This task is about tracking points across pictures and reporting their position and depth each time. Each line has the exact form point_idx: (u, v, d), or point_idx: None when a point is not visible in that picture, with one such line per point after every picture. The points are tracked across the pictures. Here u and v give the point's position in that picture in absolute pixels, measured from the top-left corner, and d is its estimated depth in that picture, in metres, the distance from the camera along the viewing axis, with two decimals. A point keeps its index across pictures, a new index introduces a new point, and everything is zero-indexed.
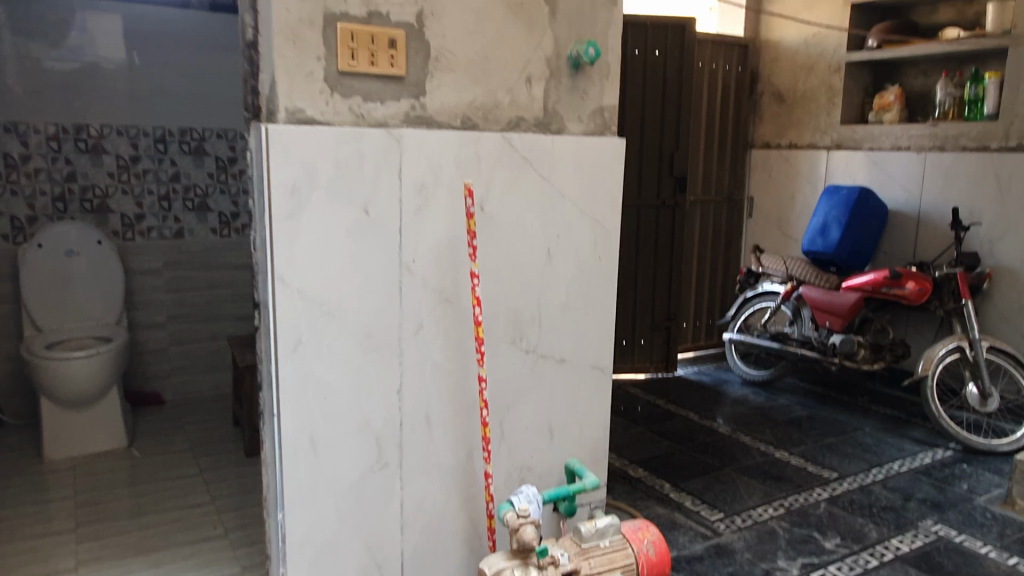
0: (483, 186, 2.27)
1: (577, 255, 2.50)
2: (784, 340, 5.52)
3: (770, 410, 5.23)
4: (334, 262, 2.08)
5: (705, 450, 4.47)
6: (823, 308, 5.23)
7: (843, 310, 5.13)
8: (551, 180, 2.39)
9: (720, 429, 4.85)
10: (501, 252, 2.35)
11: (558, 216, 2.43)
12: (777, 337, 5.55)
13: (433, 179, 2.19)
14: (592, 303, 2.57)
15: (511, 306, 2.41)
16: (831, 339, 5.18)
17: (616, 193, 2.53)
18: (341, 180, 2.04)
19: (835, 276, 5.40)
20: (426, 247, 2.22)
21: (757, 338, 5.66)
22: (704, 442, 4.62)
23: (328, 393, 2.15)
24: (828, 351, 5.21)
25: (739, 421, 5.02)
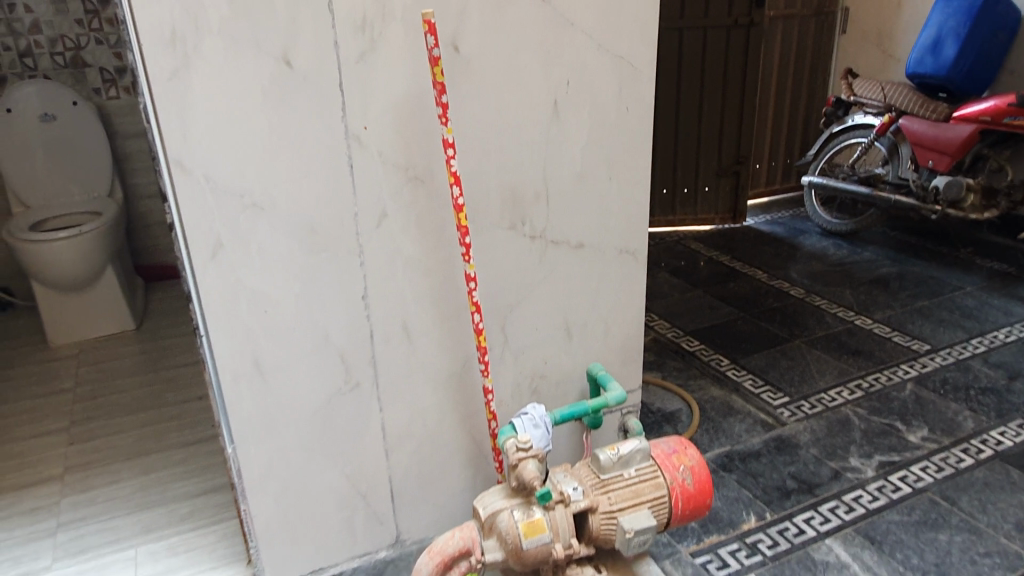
0: (453, 17, 1.64)
1: (594, 108, 1.87)
2: (875, 184, 4.80)
3: (852, 266, 4.55)
4: (251, 138, 1.55)
5: (771, 318, 3.92)
6: (927, 145, 4.44)
7: (950, 148, 4.31)
8: (552, 3, 1.72)
9: (791, 291, 4.24)
10: (487, 110, 1.75)
11: (566, 55, 1.78)
12: (866, 181, 4.82)
13: (378, 11, 1.57)
14: (617, 170, 1.97)
15: (506, 182, 1.84)
16: (934, 183, 4.37)
17: (648, 17, 1.84)
18: (242, 21, 1.46)
19: (946, 105, 4.40)
20: (381, 109, 1.64)
21: (843, 182, 4.89)
22: (770, 308, 4.05)
23: (269, 306, 1.70)
24: (929, 197, 4.43)
25: (814, 281, 4.38)
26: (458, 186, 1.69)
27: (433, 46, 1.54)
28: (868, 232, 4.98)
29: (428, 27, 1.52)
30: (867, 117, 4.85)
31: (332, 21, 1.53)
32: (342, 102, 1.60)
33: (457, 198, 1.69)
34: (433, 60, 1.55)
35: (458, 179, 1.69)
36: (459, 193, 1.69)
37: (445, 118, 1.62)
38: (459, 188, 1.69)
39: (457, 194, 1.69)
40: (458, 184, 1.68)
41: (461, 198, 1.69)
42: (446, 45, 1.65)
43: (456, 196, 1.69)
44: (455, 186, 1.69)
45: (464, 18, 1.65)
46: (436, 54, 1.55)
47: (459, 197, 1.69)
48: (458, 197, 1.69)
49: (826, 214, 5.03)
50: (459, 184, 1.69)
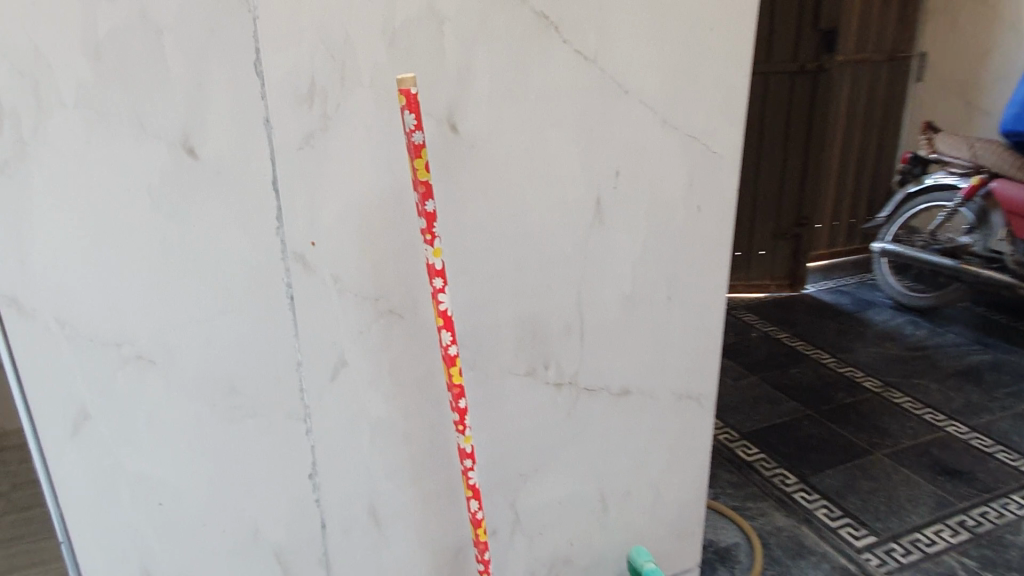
0: (451, 83, 1.10)
1: (652, 209, 1.31)
2: (960, 256, 4.04)
3: (935, 353, 3.82)
4: (130, 260, 1.02)
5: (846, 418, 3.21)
6: None
7: None
8: (599, 62, 1.17)
9: (866, 383, 3.53)
10: (499, 216, 1.20)
11: (617, 135, 1.23)
12: (949, 251, 4.07)
13: (335, 74, 1.03)
14: (679, 291, 1.40)
15: (524, 310, 1.29)
16: None
17: (732, 84, 1.28)
18: (115, 90, 0.94)
19: None
20: (337, 217, 1.11)
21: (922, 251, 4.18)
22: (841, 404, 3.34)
23: (167, 494, 1.16)
24: None
25: (892, 370, 3.65)
26: (449, 330, 1.13)
27: (412, 131, 1.00)
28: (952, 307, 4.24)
29: (406, 101, 0.98)
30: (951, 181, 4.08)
31: (259, 89, 1.00)
32: (277, 207, 1.07)
33: (446, 348, 1.13)
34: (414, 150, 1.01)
35: (450, 320, 1.13)
36: (451, 341, 1.13)
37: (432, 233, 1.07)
38: (451, 333, 1.13)
39: (447, 342, 1.13)
40: (450, 327, 1.13)
41: (454, 347, 1.13)
42: (440, 125, 1.11)
43: (447, 345, 1.13)
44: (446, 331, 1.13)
45: (469, 82, 1.11)
46: (418, 141, 1.01)
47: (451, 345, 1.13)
48: (449, 347, 1.13)
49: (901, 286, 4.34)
50: (450, 328, 1.13)
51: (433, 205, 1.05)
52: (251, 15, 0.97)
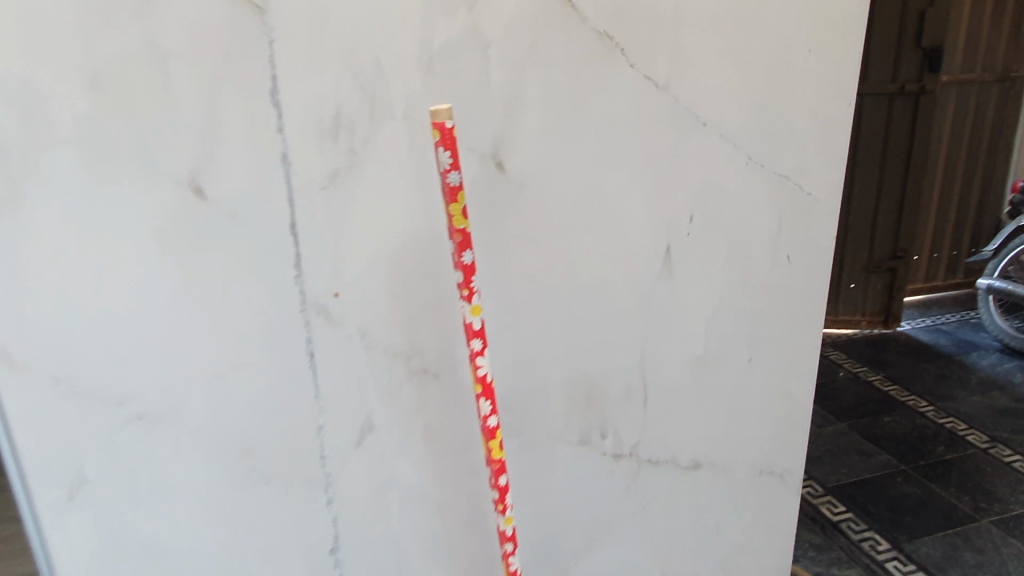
0: (496, 116, 0.95)
1: (732, 258, 1.12)
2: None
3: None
4: (134, 312, 0.91)
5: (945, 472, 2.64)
6: None
7: None
8: (672, 90, 1.00)
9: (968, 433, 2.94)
10: (552, 265, 1.05)
11: (691, 173, 1.05)
12: None
13: (362, 103, 0.90)
14: (761, 353, 1.20)
15: (579, 371, 1.12)
16: None
17: (830, 115, 1.08)
18: (117, 122, 0.83)
19: None
20: (364, 266, 0.97)
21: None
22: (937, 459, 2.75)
23: (173, 566, 1.04)
24: None
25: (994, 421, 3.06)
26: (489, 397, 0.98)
27: (447, 171, 0.86)
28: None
29: (439, 139, 0.84)
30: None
31: (277, 121, 0.88)
32: (296, 253, 0.94)
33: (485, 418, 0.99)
34: (450, 194, 0.87)
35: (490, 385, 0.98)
36: (491, 410, 0.98)
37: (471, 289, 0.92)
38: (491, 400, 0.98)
39: (487, 412, 0.98)
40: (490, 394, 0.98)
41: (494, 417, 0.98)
42: (483, 164, 0.96)
43: (487, 415, 0.98)
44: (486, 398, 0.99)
45: (518, 113, 0.96)
46: (454, 184, 0.87)
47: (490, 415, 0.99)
48: (488, 417, 0.98)
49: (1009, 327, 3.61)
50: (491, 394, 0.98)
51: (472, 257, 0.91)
52: (268, 39, 0.85)
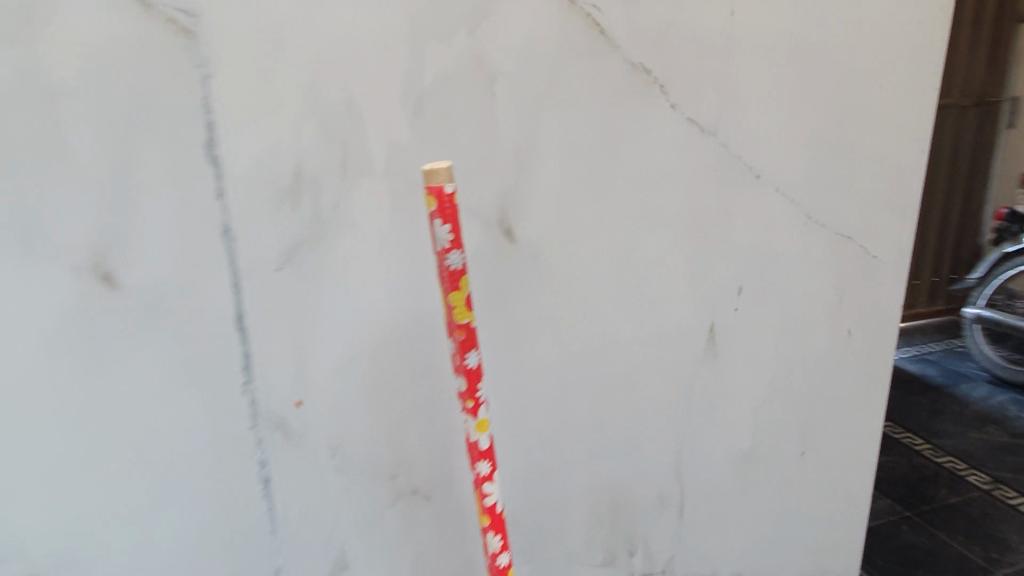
0: (504, 171, 0.73)
1: (786, 336, 0.92)
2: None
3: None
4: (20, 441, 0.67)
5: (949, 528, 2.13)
6: None
7: None
8: (721, 135, 0.80)
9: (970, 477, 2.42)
10: (573, 354, 0.83)
11: (739, 236, 0.85)
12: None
13: (331, 157, 0.68)
14: (816, 444, 1.00)
15: (602, 478, 0.90)
16: None
17: (903, 163, 0.89)
18: None
19: None
20: (333, 366, 0.75)
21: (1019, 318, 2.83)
22: (938, 508, 2.24)
23: None
24: None
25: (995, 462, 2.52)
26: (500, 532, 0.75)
27: (445, 252, 0.64)
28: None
29: (434, 211, 0.62)
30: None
31: (215, 183, 0.66)
32: (244, 353, 0.71)
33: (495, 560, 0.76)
34: (449, 281, 0.65)
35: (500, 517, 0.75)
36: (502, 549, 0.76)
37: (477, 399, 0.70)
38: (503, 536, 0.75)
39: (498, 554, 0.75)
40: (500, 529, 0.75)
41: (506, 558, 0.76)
42: (489, 231, 0.75)
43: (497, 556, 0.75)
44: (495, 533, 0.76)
45: (533, 167, 0.74)
46: (455, 268, 0.64)
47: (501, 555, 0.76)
48: (499, 559, 0.75)
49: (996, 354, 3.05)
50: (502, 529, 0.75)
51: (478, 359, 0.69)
52: (201, 74, 0.63)
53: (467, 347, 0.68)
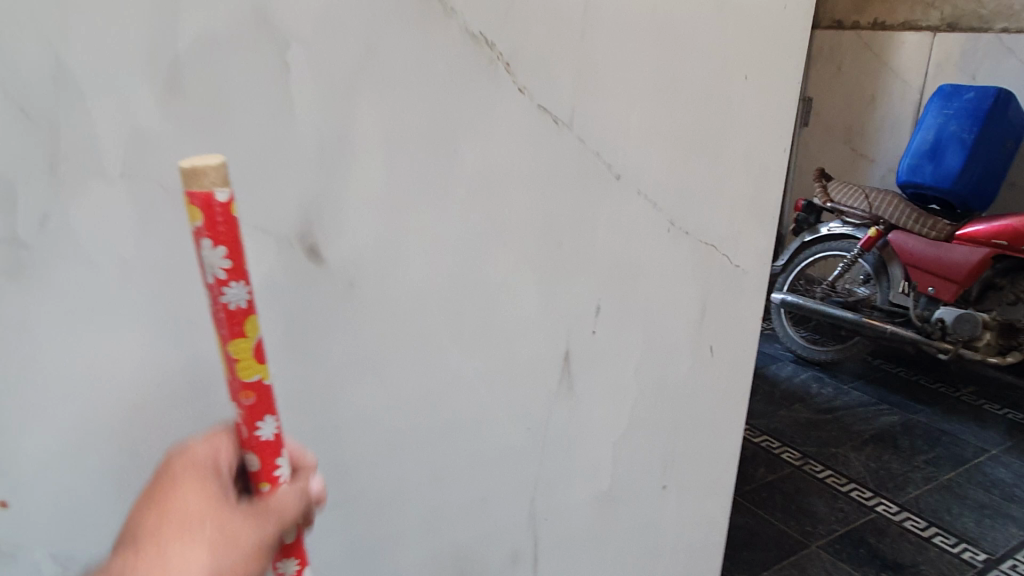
0: (302, 171, 0.55)
1: (648, 360, 0.81)
2: (860, 310, 2.52)
3: (849, 415, 2.52)
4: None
5: (766, 505, 2.03)
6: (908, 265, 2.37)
7: (947, 270, 2.26)
8: (577, 128, 0.66)
9: (782, 455, 2.28)
10: (403, 400, 0.66)
11: (598, 248, 0.72)
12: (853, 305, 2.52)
13: (29, 147, 0.47)
14: (679, 474, 0.90)
15: (444, 545, 0.74)
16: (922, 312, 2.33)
17: (767, 164, 0.80)
18: None
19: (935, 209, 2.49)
20: (57, 446, 0.54)
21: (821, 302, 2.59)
22: (755, 487, 2.12)
23: None
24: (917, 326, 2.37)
25: (804, 438, 2.38)
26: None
27: (221, 286, 0.40)
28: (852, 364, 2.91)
29: (200, 229, 0.38)
30: (845, 226, 2.53)
31: None
32: None
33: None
34: (230, 329, 0.42)
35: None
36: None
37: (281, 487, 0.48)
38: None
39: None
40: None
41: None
42: (285, 251, 0.56)
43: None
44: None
45: (344, 167, 0.56)
46: (238, 308, 0.41)
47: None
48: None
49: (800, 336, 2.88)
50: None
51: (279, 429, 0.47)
52: None
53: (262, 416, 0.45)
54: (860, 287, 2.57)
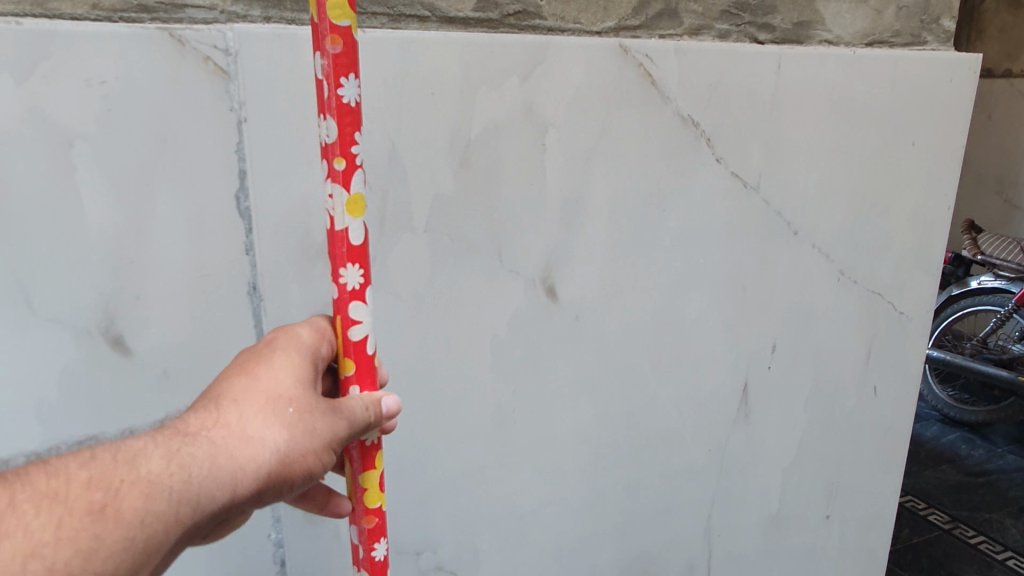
0: (550, 227, 0.69)
1: (816, 395, 0.89)
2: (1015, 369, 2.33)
3: (1005, 481, 2.12)
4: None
5: (909, 564, 1.73)
6: None
7: None
8: (763, 190, 0.78)
9: (928, 517, 1.92)
10: (610, 416, 0.78)
11: (778, 292, 0.82)
12: (1008, 363, 2.34)
13: (371, 211, 0.61)
14: (842, 505, 0.97)
15: (634, 547, 0.85)
16: None
17: (932, 222, 0.88)
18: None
19: None
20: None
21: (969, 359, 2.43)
22: (897, 546, 1.80)
23: None
24: None
25: (951, 500, 2.01)
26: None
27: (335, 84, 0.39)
28: (1005, 426, 2.48)
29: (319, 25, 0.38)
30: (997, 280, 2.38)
31: (246, 236, 0.59)
32: None
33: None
34: (341, 128, 0.39)
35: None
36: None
37: (367, 356, 0.44)
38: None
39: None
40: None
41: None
42: (533, 291, 0.70)
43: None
44: (372, 571, 0.49)
45: (579, 223, 0.70)
46: (350, 105, 0.39)
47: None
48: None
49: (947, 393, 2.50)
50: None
51: (366, 273, 0.42)
52: (237, 118, 0.56)
53: (356, 257, 0.42)
54: (1014, 344, 2.37)
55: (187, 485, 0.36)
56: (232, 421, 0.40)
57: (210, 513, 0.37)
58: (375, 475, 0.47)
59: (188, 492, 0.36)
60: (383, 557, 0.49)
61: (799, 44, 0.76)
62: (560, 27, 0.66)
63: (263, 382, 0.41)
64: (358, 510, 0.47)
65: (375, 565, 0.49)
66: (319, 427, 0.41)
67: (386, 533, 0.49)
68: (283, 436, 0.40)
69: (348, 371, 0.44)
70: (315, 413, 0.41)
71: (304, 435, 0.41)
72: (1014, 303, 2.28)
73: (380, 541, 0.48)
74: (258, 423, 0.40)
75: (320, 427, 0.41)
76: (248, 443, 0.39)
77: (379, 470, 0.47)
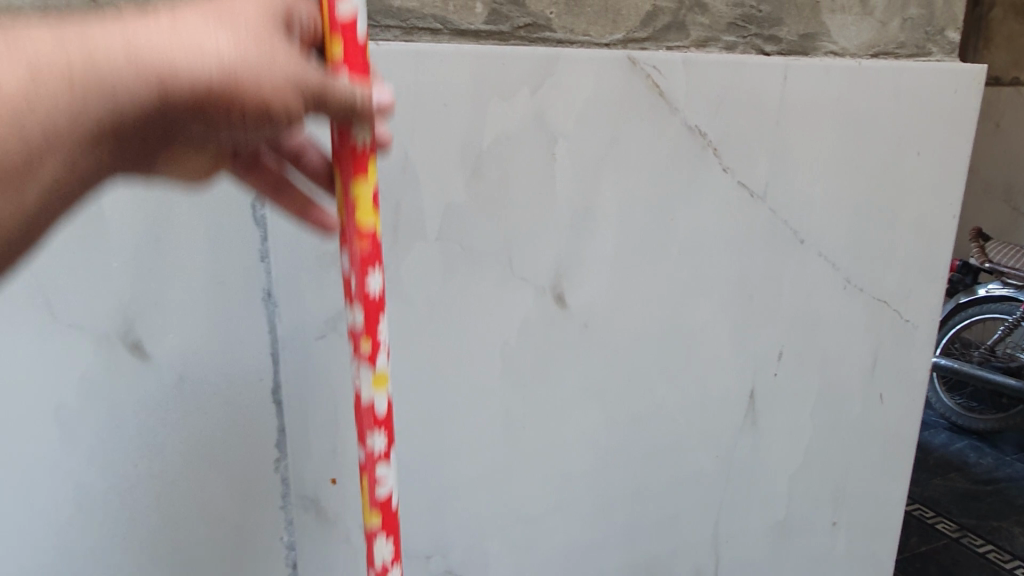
0: (559, 236, 0.70)
1: (822, 402, 0.90)
2: None
3: (1014, 489, 2.12)
4: (8, 532, 0.58)
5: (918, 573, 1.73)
6: None
7: None
8: (770, 200, 0.79)
9: (936, 525, 1.92)
10: (618, 422, 0.79)
11: (784, 299, 0.83)
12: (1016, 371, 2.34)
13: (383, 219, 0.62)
14: (849, 512, 0.97)
15: (642, 552, 0.86)
16: None
17: (937, 230, 0.89)
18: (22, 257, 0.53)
19: None
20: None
21: (977, 366, 2.42)
22: (905, 554, 1.79)
23: None
24: None
25: (960, 508, 2.01)
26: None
27: None
28: (1014, 434, 2.48)
29: None
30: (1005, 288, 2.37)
31: (261, 244, 0.60)
32: (279, 428, 0.65)
33: (372, 483, 0.46)
34: None
35: (393, 510, 0.47)
36: (393, 559, 0.48)
37: (357, 37, 0.38)
38: (394, 539, 0.47)
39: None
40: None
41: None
42: (543, 298, 0.71)
43: (378, 460, 0.45)
44: (366, 308, 0.42)
45: (588, 232, 0.71)
46: None
47: (379, 442, 0.45)
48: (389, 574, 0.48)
49: (954, 401, 2.50)
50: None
51: None
52: None
53: None
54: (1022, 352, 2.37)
55: (88, 70, 0.33)
56: (172, 16, 0.35)
57: (112, 109, 0.34)
58: (368, 188, 0.40)
59: (83, 71, 0.33)
60: (379, 295, 0.42)
61: (805, 55, 0.77)
62: (570, 40, 0.67)
63: (227, 5, 0.37)
64: (349, 225, 0.40)
65: (370, 301, 0.42)
66: (277, 57, 0.35)
67: (382, 264, 0.42)
68: (230, 44, 0.35)
69: (334, 56, 0.38)
70: (273, 43, 0.36)
71: (254, 53, 0.35)
72: (1022, 311, 2.27)
73: (375, 270, 0.41)
74: (198, 27, 0.35)
75: (279, 60, 0.35)
76: (175, 39, 0.34)
77: (373, 181, 0.40)
